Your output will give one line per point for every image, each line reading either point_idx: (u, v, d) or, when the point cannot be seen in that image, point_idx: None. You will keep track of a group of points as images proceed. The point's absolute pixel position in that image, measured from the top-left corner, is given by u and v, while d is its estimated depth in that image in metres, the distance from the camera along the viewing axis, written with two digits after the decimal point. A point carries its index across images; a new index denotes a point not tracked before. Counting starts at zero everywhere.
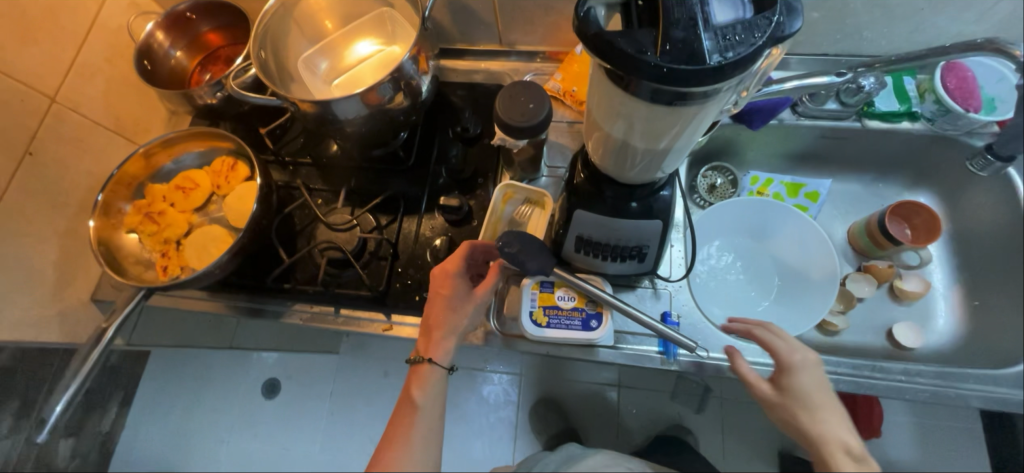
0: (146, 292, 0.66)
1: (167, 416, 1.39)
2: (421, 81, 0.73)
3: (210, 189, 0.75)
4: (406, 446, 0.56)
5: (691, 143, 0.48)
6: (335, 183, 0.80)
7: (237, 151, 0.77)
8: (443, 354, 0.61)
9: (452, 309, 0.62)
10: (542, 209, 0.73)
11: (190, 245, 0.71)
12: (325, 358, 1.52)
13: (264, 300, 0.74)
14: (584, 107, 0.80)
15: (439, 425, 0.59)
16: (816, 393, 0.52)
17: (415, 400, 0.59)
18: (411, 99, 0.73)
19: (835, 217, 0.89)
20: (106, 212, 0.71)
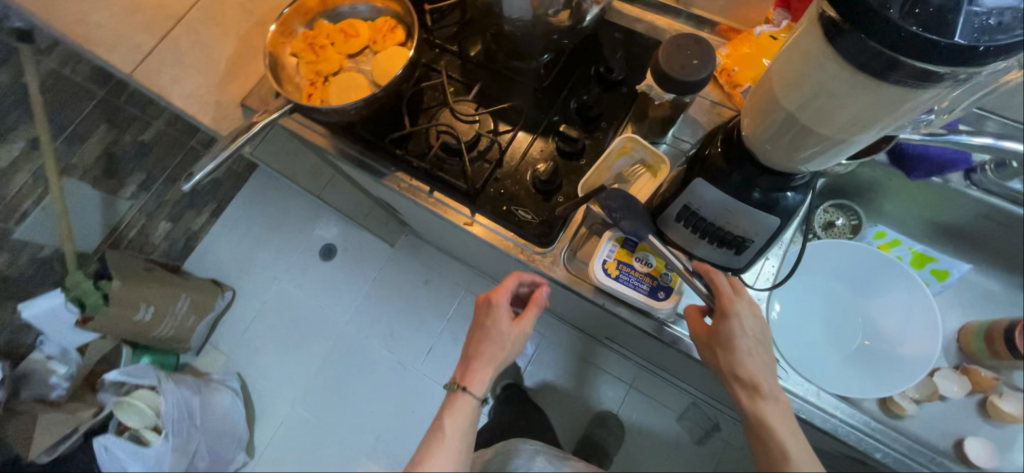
0: (292, 108, 0.74)
1: (243, 236, 1.59)
2: (590, 10, 0.73)
3: (366, 42, 0.81)
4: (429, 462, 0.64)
5: (861, 143, 0.45)
6: (470, 79, 0.84)
7: (401, 18, 0.82)
8: (476, 386, 0.67)
9: (494, 348, 0.68)
10: (653, 175, 0.72)
11: (336, 83, 0.78)
12: (380, 246, 1.62)
13: (373, 157, 0.81)
14: (736, 91, 0.76)
15: (464, 452, 0.67)
16: (741, 338, 0.58)
17: (442, 432, 0.67)
18: (574, 22, 0.73)
19: (953, 308, 0.81)
20: (282, 30, 0.80)
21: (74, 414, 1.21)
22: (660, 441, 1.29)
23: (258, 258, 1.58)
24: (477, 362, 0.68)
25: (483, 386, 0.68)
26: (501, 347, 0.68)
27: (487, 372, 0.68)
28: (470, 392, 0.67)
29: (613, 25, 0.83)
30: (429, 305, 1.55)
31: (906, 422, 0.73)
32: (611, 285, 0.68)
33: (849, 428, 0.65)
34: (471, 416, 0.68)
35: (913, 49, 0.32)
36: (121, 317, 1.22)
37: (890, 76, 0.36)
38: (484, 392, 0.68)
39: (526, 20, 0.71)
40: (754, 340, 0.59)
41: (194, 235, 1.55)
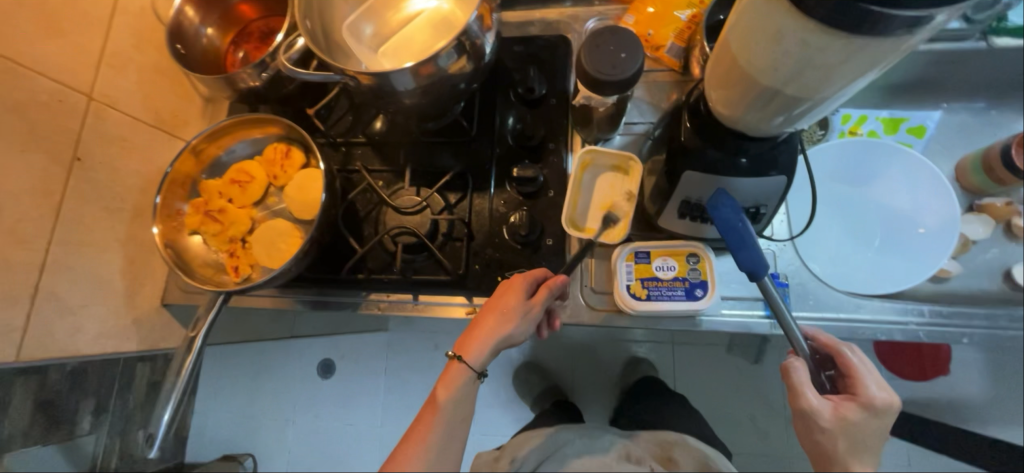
0: (226, 296, 0.62)
1: (232, 400, 1.45)
2: (485, 40, 0.64)
3: (266, 181, 0.70)
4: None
5: (850, 92, 0.40)
6: (393, 163, 0.74)
7: (289, 137, 0.72)
8: (476, 356, 0.55)
9: (499, 319, 0.57)
10: (624, 174, 0.67)
11: (257, 242, 0.67)
12: (375, 336, 1.51)
13: (338, 293, 0.71)
14: (662, 53, 0.71)
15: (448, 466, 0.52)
16: (873, 436, 0.49)
17: (432, 420, 0.53)
18: (475, 62, 0.65)
19: (940, 153, 0.81)
20: (166, 215, 0.67)
21: None
22: (724, 382, 1.28)
23: (259, 410, 1.46)
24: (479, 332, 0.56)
25: (481, 355, 0.56)
26: (505, 321, 0.57)
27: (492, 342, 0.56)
28: (462, 361, 0.55)
29: (508, 41, 0.76)
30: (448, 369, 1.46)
31: (952, 282, 0.74)
32: (649, 305, 0.63)
33: (929, 329, 0.63)
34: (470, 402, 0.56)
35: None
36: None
37: (872, 30, 0.31)
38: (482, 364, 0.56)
39: (427, 86, 0.63)
40: (875, 443, 0.50)
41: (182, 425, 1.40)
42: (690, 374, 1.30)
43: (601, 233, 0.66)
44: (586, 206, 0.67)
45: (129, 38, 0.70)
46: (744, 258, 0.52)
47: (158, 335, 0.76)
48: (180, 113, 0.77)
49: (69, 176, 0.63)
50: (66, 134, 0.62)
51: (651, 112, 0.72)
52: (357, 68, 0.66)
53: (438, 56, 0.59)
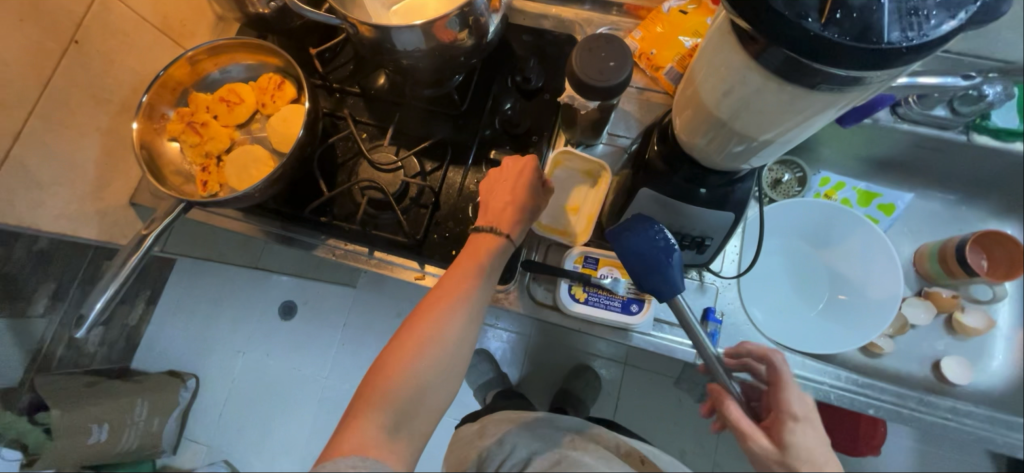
0: (186, 206, 0.64)
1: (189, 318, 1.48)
2: (490, 20, 0.66)
3: (254, 107, 0.72)
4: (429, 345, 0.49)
5: (796, 138, 0.42)
6: (381, 119, 0.76)
7: (286, 70, 0.73)
8: (515, 230, 0.56)
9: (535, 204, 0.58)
10: (596, 182, 0.68)
11: (231, 162, 0.69)
12: (341, 290, 1.53)
13: (298, 230, 0.73)
14: (660, 74, 0.73)
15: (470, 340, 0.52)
16: (814, 448, 0.49)
17: (459, 297, 0.51)
18: (476, 39, 0.67)
19: (904, 234, 0.83)
20: (149, 116, 0.69)
21: None
22: (661, 410, 1.30)
23: (213, 335, 1.49)
24: (508, 210, 0.56)
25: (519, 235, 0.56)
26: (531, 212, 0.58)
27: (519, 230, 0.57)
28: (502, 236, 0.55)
29: (519, 29, 0.78)
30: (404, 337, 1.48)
31: (883, 359, 0.76)
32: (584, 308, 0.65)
33: (841, 393, 0.65)
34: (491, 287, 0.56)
35: (823, 56, 0.29)
36: (75, 444, 1.16)
37: (806, 80, 0.32)
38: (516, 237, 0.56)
39: (425, 51, 0.65)
40: (823, 450, 0.49)
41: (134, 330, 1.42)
42: (633, 396, 1.32)
43: (564, 232, 0.67)
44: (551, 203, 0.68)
45: None
46: (651, 282, 0.53)
47: (119, 230, 0.78)
48: (188, 25, 0.79)
49: (62, 55, 0.64)
50: (69, 15, 0.64)
51: (636, 129, 0.74)
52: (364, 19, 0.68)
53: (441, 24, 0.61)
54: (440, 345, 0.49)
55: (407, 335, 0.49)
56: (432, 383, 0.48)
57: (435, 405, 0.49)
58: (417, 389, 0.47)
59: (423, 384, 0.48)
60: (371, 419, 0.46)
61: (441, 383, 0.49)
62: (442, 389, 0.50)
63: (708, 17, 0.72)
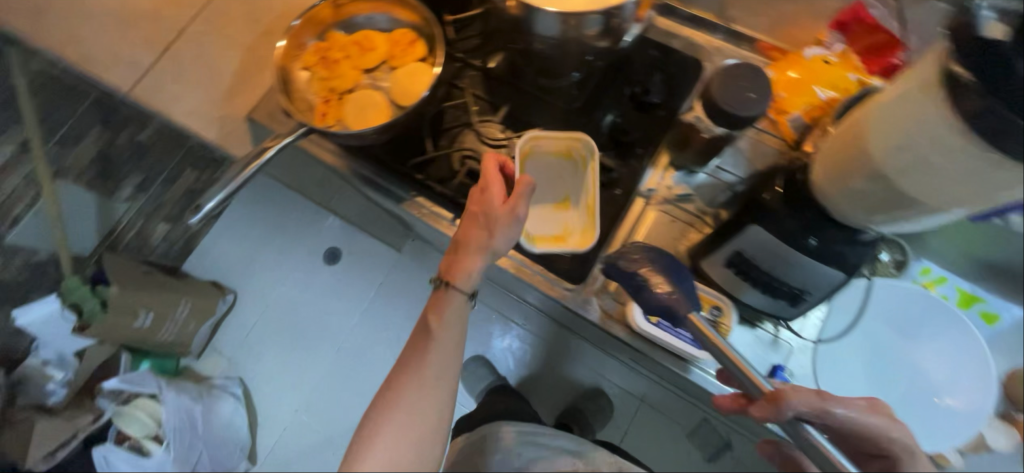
0: (307, 132, 0.66)
1: (245, 239, 1.55)
2: (630, 27, 0.66)
3: (383, 56, 0.74)
4: (392, 420, 0.51)
5: (933, 218, 0.46)
6: (494, 96, 0.77)
7: (421, 30, 0.76)
8: (466, 280, 0.59)
9: (507, 231, 0.59)
10: (564, 160, 0.72)
11: (352, 102, 0.72)
12: (387, 251, 1.57)
13: (392, 181, 0.75)
14: (780, 119, 0.69)
15: (443, 400, 0.53)
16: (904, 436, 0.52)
17: (415, 363, 0.54)
18: (611, 42, 0.67)
19: (1000, 351, 0.77)
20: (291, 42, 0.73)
21: (70, 422, 1.29)
22: (663, 454, 1.27)
23: (258, 260, 1.54)
24: (471, 246, 0.59)
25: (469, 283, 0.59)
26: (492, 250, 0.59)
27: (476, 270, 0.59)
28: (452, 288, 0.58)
29: (649, 42, 0.77)
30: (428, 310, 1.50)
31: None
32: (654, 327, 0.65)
33: None
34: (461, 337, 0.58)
35: None
36: (120, 325, 1.26)
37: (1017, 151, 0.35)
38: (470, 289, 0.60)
39: (558, 41, 0.66)
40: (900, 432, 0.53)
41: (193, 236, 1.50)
42: (636, 440, 1.29)
43: (565, 240, 0.68)
44: (542, 215, 0.71)
45: None
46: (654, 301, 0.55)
47: None
48: None
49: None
50: None
51: (744, 168, 0.72)
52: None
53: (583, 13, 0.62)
54: (407, 413, 0.51)
55: (382, 400, 0.52)
56: (408, 462, 0.50)
57: (420, 470, 0.51)
58: (389, 468, 0.49)
59: (401, 450, 0.50)
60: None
61: (418, 447, 0.51)
62: (422, 453, 0.51)
63: (853, 73, 0.67)
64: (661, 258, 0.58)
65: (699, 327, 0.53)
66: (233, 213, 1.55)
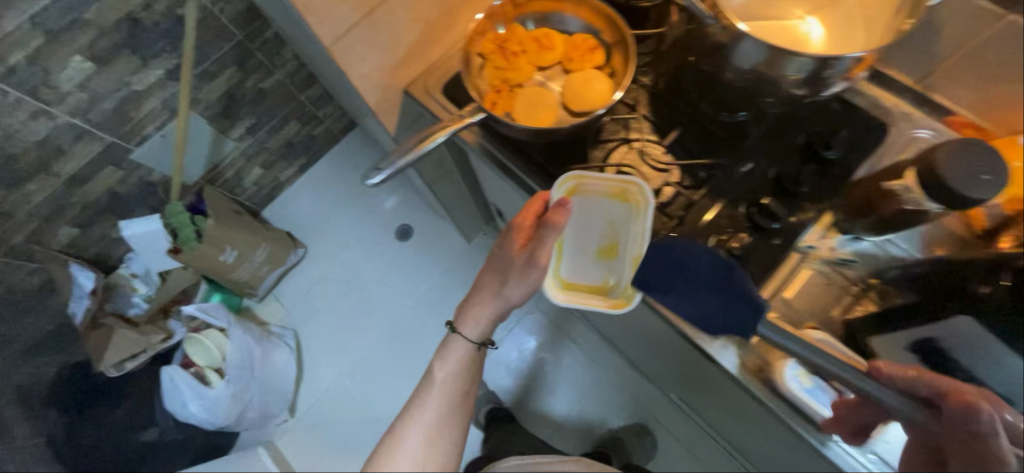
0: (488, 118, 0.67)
1: None
2: (834, 83, 0.62)
3: (560, 57, 0.74)
4: (422, 409, 0.83)
5: None
6: (659, 118, 0.76)
7: (602, 38, 0.75)
8: (470, 329, 0.83)
9: (519, 282, 0.73)
10: (625, 201, 0.71)
11: (524, 97, 0.72)
12: None
13: (542, 182, 0.75)
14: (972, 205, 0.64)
15: (454, 396, 0.85)
16: None
17: (419, 405, 0.84)
18: (809, 92, 0.64)
19: None
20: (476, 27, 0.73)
21: (143, 337, 1.47)
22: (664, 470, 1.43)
23: None
24: (487, 292, 0.81)
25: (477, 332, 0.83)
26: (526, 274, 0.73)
27: (482, 316, 0.82)
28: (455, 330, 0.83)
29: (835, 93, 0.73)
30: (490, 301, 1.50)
31: None
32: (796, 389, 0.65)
33: None
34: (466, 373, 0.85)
35: None
36: (208, 254, 1.46)
37: None
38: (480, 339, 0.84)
39: (755, 72, 0.65)
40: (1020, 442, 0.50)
41: None
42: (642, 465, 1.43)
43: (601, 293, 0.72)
44: (586, 260, 0.74)
45: None
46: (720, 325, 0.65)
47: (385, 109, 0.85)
48: None
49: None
50: None
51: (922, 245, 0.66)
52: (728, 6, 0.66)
53: (775, 64, 0.61)
54: (432, 404, 0.83)
55: (406, 421, 0.83)
56: (434, 436, 0.82)
57: (441, 441, 0.81)
58: (421, 440, 0.81)
59: (428, 441, 0.81)
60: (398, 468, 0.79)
61: (438, 435, 0.82)
62: (443, 430, 0.82)
63: None
64: (712, 269, 0.64)
65: (779, 326, 0.62)
66: None
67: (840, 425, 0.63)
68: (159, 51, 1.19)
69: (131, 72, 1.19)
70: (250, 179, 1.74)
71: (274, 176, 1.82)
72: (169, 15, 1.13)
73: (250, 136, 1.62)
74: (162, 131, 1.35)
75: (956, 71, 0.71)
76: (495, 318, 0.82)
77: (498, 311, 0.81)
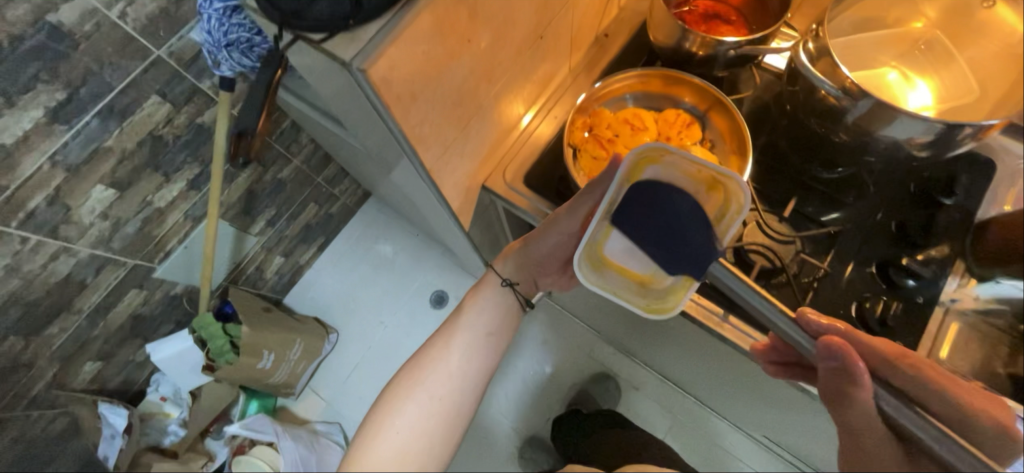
0: None
1: None
2: (963, 145, 0.58)
3: (655, 136, 0.71)
4: (443, 353, 0.70)
5: None
6: (761, 184, 0.73)
7: (690, 112, 0.73)
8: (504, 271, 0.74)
9: (540, 236, 0.67)
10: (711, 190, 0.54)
11: None
12: None
13: None
14: None
15: (481, 349, 0.72)
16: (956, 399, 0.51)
17: (439, 350, 0.70)
18: (931, 154, 0.61)
19: None
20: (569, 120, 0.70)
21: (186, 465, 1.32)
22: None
23: None
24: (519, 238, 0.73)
25: (507, 268, 0.74)
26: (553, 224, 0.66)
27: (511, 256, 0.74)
28: (494, 268, 0.75)
29: None
30: (558, 360, 1.37)
31: None
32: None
33: None
34: (484, 355, 0.72)
35: None
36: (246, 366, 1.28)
37: None
38: (509, 277, 0.74)
39: (864, 134, 0.62)
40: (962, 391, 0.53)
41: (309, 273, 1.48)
42: None
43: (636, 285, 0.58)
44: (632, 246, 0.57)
45: None
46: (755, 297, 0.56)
47: (465, 208, 0.80)
48: (579, 40, 0.81)
49: (535, 40, 0.67)
50: (549, 16, 0.67)
51: None
52: (841, 54, 0.64)
53: (882, 124, 0.59)
54: (452, 348, 0.70)
55: (396, 395, 0.67)
56: (452, 394, 0.68)
57: (457, 400, 0.68)
58: (434, 393, 0.67)
59: (414, 428, 0.64)
60: (368, 457, 0.62)
61: (433, 427, 0.65)
62: (459, 388, 0.68)
63: None
64: (693, 214, 0.54)
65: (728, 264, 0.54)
66: None
67: (770, 356, 0.66)
68: (177, 165, 0.95)
69: (153, 190, 0.95)
70: (270, 270, 1.56)
71: (294, 260, 1.63)
72: (189, 126, 0.92)
73: (268, 228, 1.46)
74: (184, 243, 1.10)
75: None
76: (525, 268, 0.73)
77: (524, 261, 0.72)
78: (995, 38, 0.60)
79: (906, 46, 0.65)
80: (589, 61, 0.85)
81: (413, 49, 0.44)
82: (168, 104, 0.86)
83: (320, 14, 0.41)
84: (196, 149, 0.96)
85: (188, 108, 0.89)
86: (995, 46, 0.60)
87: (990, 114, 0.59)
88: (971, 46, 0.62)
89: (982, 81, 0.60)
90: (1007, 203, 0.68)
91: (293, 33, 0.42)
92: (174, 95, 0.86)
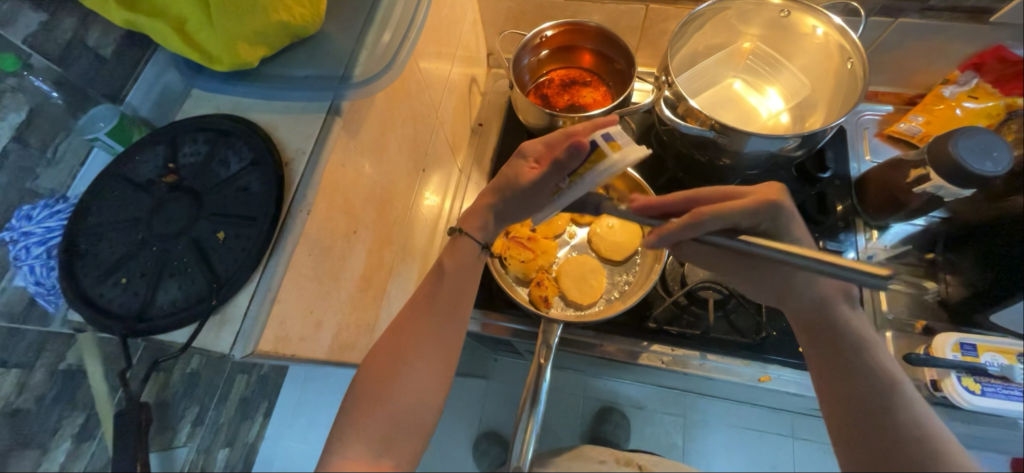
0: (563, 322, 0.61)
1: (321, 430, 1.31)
2: (827, 133, 0.60)
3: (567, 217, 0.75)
4: (397, 327, 0.51)
5: None
6: None
7: None
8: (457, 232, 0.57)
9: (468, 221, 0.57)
10: None
11: (568, 274, 0.70)
12: (473, 383, 1.35)
13: (629, 337, 0.69)
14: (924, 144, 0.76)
15: (443, 321, 0.52)
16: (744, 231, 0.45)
17: (394, 329, 0.51)
18: (803, 153, 0.65)
19: None
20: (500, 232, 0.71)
21: None
22: None
23: None
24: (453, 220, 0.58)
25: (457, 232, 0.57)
26: (497, 192, 0.55)
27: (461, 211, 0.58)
28: (466, 232, 0.56)
29: None
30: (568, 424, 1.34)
31: None
32: (934, 371, 0.62)
33: None
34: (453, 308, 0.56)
35: None
36: None
37: None
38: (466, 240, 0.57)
39: (738, 155, 0.65)
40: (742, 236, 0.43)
41: (250, 450, 1.23)
42: None
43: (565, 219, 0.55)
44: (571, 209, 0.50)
45: (459, 69, 0.75)
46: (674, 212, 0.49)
47: None
48: (458, 141, 0.82)
49: (418, 171, 0.65)
50: (423, 145, 0.64)
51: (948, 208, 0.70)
52: (691, 94, 0.73)
53: (741, 144, 0.62)
54: (404, 327, 0.50)
55: (366, 375, 0.48)
56: (412, 389, 0.48)
57: (417, 395, 0.48)
58: (385, 390, 0.47)
59: (369, 422, 0.46)
60: (344, 454, 0.44)
61: (399, 433, 0.47)
62: (420, 373, 0.49)
63: (959, 108, 0.71)
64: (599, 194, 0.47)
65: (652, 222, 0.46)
66: (284, 405, 1.29)
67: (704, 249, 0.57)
68: (53, 428, 0.58)
69: None
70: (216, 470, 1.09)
71: (241, 443, 1.18)
72: (52, 378, 0.55)
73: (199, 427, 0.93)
74: None
75: (883, 66, 0.77)
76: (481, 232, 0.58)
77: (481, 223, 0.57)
78: (808, 44, 0.67)
79: (740, 61, 0.74)
80: (475, 154, 0.85)
81: (297, 293, 0.39)
82: (13, 371, 0.51)
83: (170, 306, 0.36)
84: (72, 400, 0.58)
85: (45, 362, 0.53)
86: (813, 49, 0.67)
87: (834, 109, 0.67)
88: (796, 54, 0.70)
89: (815, 80, 0.70)
90: (867, 154, 0.79)
91: (142, 336, 0.36)
92: (17, 355, 0.51)
